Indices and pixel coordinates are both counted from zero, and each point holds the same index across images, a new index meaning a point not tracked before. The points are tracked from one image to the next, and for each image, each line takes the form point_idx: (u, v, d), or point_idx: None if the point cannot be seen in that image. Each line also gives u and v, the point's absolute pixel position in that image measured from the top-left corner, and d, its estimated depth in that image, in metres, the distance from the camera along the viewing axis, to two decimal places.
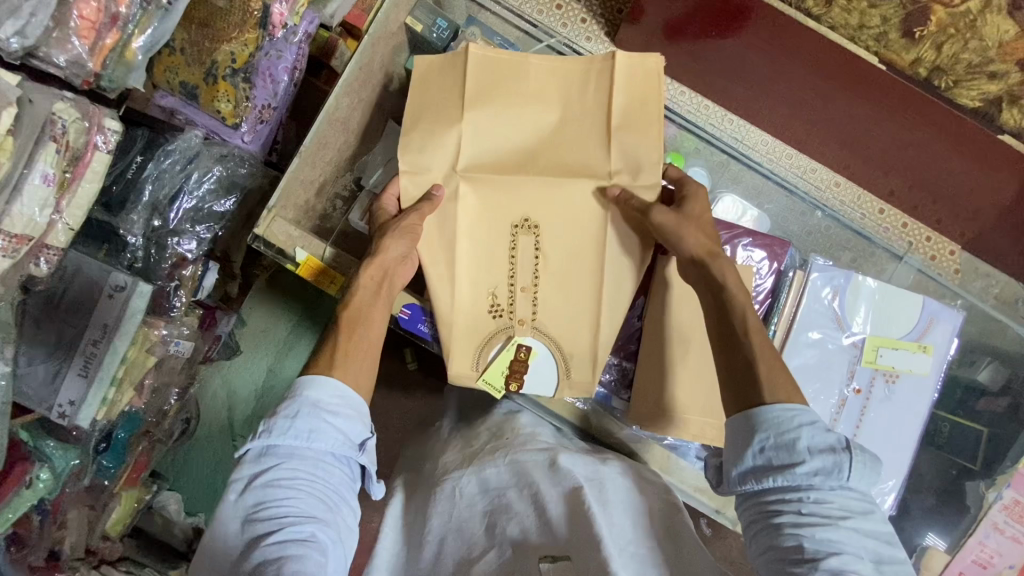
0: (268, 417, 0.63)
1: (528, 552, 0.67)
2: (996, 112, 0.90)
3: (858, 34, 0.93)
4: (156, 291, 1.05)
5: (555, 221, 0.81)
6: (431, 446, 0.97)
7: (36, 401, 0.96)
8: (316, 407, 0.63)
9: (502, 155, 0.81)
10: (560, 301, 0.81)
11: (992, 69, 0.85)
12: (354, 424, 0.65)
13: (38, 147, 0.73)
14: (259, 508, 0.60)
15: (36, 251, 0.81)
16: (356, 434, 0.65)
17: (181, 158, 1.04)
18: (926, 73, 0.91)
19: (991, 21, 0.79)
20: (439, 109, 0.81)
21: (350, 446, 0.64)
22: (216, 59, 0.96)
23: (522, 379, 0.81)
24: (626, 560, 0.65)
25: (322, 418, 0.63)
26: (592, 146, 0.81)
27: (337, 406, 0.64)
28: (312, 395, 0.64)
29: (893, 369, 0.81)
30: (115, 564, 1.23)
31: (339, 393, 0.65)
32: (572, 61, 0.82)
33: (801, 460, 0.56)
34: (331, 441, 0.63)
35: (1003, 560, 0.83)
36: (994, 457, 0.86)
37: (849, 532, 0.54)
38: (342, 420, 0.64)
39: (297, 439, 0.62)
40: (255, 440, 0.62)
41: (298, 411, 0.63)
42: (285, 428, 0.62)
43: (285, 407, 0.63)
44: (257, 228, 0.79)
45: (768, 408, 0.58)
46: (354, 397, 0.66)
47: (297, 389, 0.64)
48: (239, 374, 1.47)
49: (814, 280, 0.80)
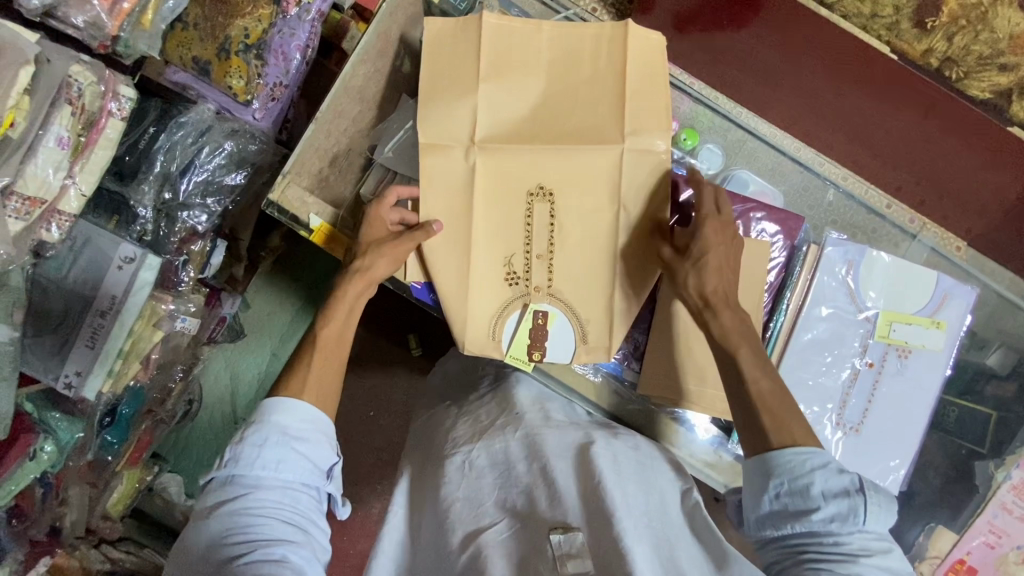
0: (234, 444, 0.64)
1: (537, 521, 0.67)
2: (1007, 104, 0.98)
3: (870, 23, 1.01)
4: (165, 265, 1.05)
5: (573, 188, 0.80)
6: (435, 420, 0.97)
7: (42, 371, 0.95)
8: (285, 433, 0.65)
9: (514, 122, 0.81)
10: (576, 268, 0.81)
11: (1003, 60, 0.92)
12: (320, 449, 0.66)
13: (53, 109, 0.74)
14: (226, 535, 0.60)
15: (48, 216, 0.81)
16: (323, 459, 0.66)
17: (193, 130, 1.03)
18: (938, 64, 0.98)
19: (1002, 13, 0.87)
20: (455, 77, 0.81)
21: (317, 472, 0.66)
22: (230, 35, 0.99)
23: (543, 348, 0.81)
24: (643, 531, 0.64)
25: (290, 445, 0.64)
26: (607, 111, 0.80)
27: (304, 431, 0.66)
28: (278, 420, 0.65)
29: (906, 344, 0.81)
30: (114, 545, 1.26)
31: (306, 419, 0.67)
32: (587, 28, 0.81)
33: (817, 506, 0.59)
34: (299, 467, 0.64)
35: (1010, 541, 0.83)
36: (1003, 438, 0.85)
37: (870, 571, 0.56)
38: (309, 447, 0.66)
39: (265, 467, 0.62)
40: (221, 471, 0.63)
41: (266, 438, 0.64)
42: (253, 456, 0.63)
43: (251, 435, 0.64)
44: (272, 193, 0.79)
45: (780, 455, 0.61)
46: (321, 421, 0.68)
47: (263, 416, 0.66)
48: (241, 358, 1.47)
49: (828, 254, 0.80)
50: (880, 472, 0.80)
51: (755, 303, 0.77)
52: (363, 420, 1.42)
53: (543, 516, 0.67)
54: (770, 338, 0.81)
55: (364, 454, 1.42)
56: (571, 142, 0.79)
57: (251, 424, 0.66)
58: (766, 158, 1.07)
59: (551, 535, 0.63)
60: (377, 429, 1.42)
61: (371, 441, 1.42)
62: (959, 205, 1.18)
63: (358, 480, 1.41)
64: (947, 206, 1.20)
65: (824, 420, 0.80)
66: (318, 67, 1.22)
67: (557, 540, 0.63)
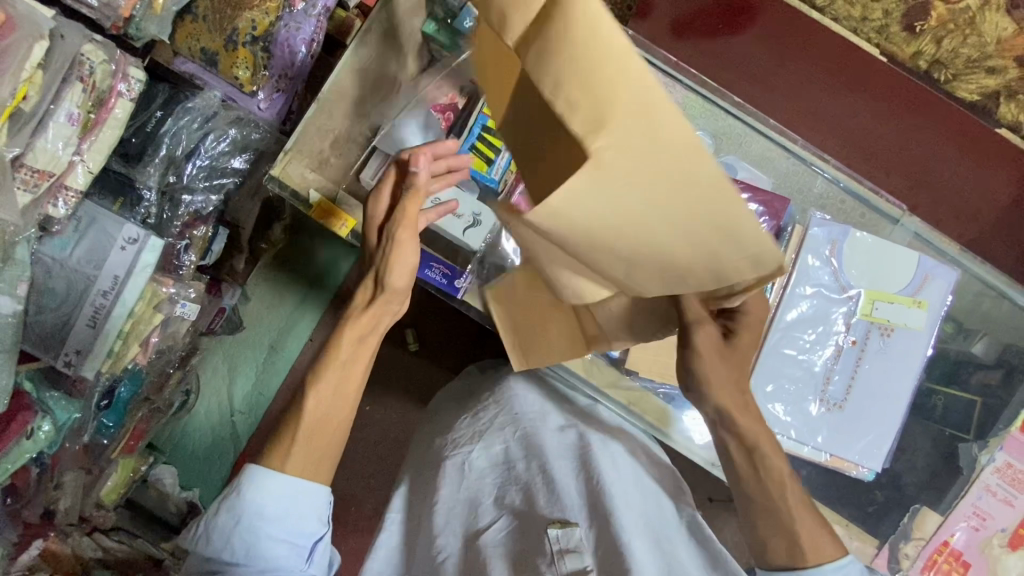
0: (211, 519, 0.63)
1: (538, 518, 0.68)
2: (995, 106, 1.16)
3: (861, 25, 1.18)
4: (167, 248, 1.07)
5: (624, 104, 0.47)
6: (438, 426, 0.95)
7: (43, 349, 0.97)
8: (260, 514, 0.62)
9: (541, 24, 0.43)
10: None
11: (991, 63, 1.11)
12: (299, 528, 0.63)
13: (65, 85, 0.78)
14: None
15: (55, 191, 0.83)
16: (304, 537, 0.64)
17: (200, 116, 1.06)
18: (927, 65, 1.17)
19: (990, 17, 1.06)
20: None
21: (297, 550, 0.63)
22: (237, 26, 1.03)
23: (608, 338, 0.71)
24: (645, 541, 0.65)
25: (260, 531, 0.61)
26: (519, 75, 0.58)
27: (281, 511, 0.62)
28: (252, 500, 0.62)
29: (888, 323, 0.83)
30: (108, 534, 1.23)
31: (281, 497, 0.63)
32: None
33: None
34: (278, 548, 0.62)
35: (995, 522, 0.84)
36: (987, 421, 0.87)
37: None
38: (287, 525, 0.63)
39: (237, 553, 0.61)
40: (201, 546, 0.63)
41: (239, 521, 0.61)
42: (227, 537, 0.62)
43: (227, 512, 0.62)
44: (273, 168, 0.85)
45: (825, 573, 0.62)
46: (303, 496, 0.64)
47: (238, 491, 0.62)
48: (240, 351, 1.48)
49: (813, 233, 0.83)
50: (859, 450, 0.82)
51: None
52: (361, 415, 1.41)
53: (542, 514, 0.68)
54: None
55: (360, 450, 1.41)
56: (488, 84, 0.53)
57: (228, 499, 0.63)
58: (759, 150, 0.96)
59: (549, 530, 0.63)
60: (373, 423, 1.42)
61: (367, 437, 1.42)
62: (954, 211, 1.29)
63: (355, 475, 1.41)
64: (943, 212, 1.30)
65: (811, 392, 0.83)
66: (322, 64, 1.22)
67: (554, 534, 0.63)
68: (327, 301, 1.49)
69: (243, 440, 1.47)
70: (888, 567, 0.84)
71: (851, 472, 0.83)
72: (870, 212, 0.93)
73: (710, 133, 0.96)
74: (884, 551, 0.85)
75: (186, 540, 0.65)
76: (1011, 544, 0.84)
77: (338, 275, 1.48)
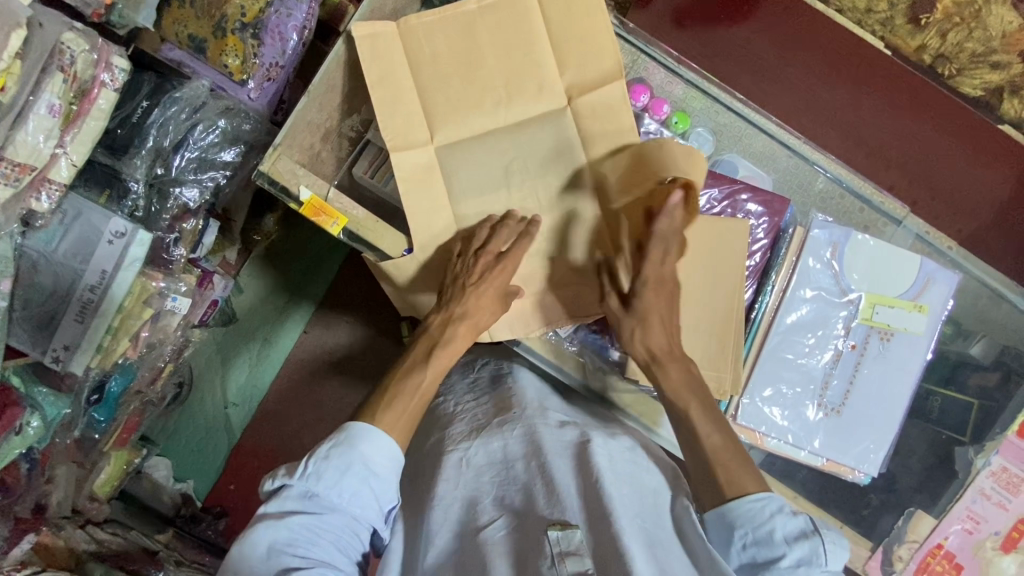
0: (319, 459, 0.64)
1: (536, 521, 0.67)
2: (997, 102, 1.17)
3: (865, 17, 1.19)
4: (155, 241, 1.05)
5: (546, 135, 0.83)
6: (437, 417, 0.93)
7: (30, 345, 0.94)
8: (367, 466, 0.65)
9: (522, 89, 0.83)
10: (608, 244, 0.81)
11: (995, 59, 1.12)
12: (390, 492, 0.67)
13: (45, 75, 0.75)
14: (291, 543, 0.61)
15: (38, 183, 0.82)
16: (388, 503, 0.67)
17: (188, 106, 1.01)
18: (930, 60, 1.18)
19: (997, 11, 1.07)
20: (501, 45, 0.82)
21: (378, 511, 0.66)
22: (226, 12, 0.99)
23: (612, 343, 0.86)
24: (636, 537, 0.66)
25: (366, 481, 0.65)
26: (479, 105, 0.82)
27: (383, 470, 0.66)
28: (365, 451, 0.65)
29: (888, 327, 0.82)
30: (101, 525, 1.16)
31: (389, 461, 0.66)
32: (463, 22, 0.82)
33: (781, 553, 0.63)
34: (368, 502, 0.65)
35: (989, 526, 0.85)
36: (984, 424, 0.87)
37: None
38: (384, 485, 0.66)
39: (340, 496, 0.64)
40: (303, 479, 0.64)
41: (350, 466, 0.64)
42: (334, 480, 0.64)
43: (339, 455, 0.64)
44: (262, 165, 0.80)
45: (738, 505, 0.67)
46: (401, 464, 0.68)
47: (353, 440, 0.65)
48: (235, 344, 1.45)
49: (814, 236, 0.82)
50: (855, 455, 0.82)
51: (735, 278, 0.81)
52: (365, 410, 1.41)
53: (541, 514, 0.67)
54: (755, 317, 0.83)
55: None
56: (478, 113, 0.83)
57: (337, 446, 0.65)
58: (761, 146, 0.94)
59: (550, 531, 0.63)
60: None
61: None
62: (953, 209, 1.30)
63: None
64: (941, 207, 1.31)
65: (807, 394, 0.83)
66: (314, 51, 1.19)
67: (556, 536, 0.63)
68: (321, 294, 1.49)
69: (239, 429, 1.47)
70: (880, 569, 0.86)
71: (847, 475, 0.83)
72: (870, 210, 0.91)
73: (710, 130, 0.94)
74: (878, 553, 0.86)
75: (271, 479, 0.65)
76: (1005, 547, 0.85)
77: (336, 263, 1.47)
